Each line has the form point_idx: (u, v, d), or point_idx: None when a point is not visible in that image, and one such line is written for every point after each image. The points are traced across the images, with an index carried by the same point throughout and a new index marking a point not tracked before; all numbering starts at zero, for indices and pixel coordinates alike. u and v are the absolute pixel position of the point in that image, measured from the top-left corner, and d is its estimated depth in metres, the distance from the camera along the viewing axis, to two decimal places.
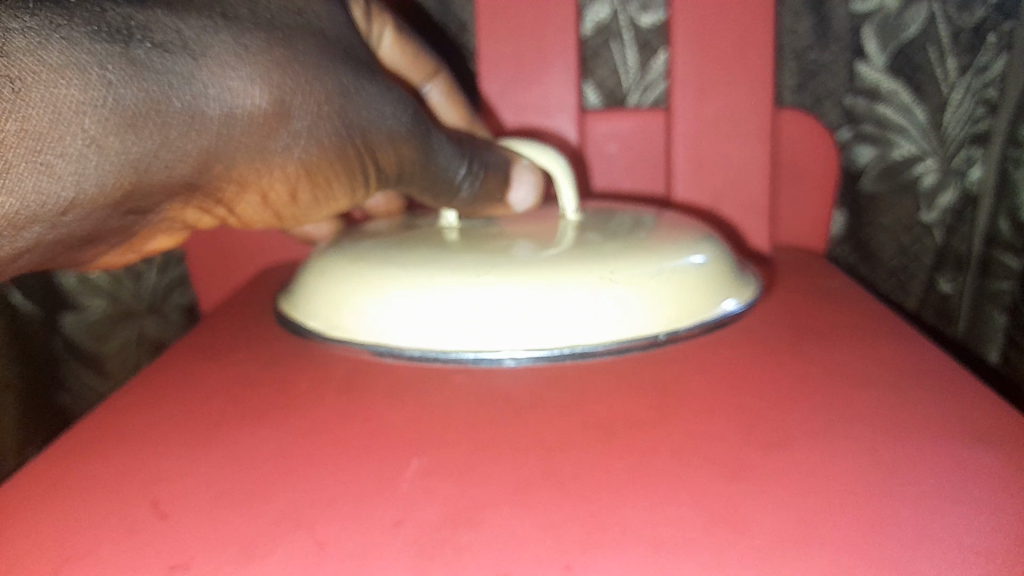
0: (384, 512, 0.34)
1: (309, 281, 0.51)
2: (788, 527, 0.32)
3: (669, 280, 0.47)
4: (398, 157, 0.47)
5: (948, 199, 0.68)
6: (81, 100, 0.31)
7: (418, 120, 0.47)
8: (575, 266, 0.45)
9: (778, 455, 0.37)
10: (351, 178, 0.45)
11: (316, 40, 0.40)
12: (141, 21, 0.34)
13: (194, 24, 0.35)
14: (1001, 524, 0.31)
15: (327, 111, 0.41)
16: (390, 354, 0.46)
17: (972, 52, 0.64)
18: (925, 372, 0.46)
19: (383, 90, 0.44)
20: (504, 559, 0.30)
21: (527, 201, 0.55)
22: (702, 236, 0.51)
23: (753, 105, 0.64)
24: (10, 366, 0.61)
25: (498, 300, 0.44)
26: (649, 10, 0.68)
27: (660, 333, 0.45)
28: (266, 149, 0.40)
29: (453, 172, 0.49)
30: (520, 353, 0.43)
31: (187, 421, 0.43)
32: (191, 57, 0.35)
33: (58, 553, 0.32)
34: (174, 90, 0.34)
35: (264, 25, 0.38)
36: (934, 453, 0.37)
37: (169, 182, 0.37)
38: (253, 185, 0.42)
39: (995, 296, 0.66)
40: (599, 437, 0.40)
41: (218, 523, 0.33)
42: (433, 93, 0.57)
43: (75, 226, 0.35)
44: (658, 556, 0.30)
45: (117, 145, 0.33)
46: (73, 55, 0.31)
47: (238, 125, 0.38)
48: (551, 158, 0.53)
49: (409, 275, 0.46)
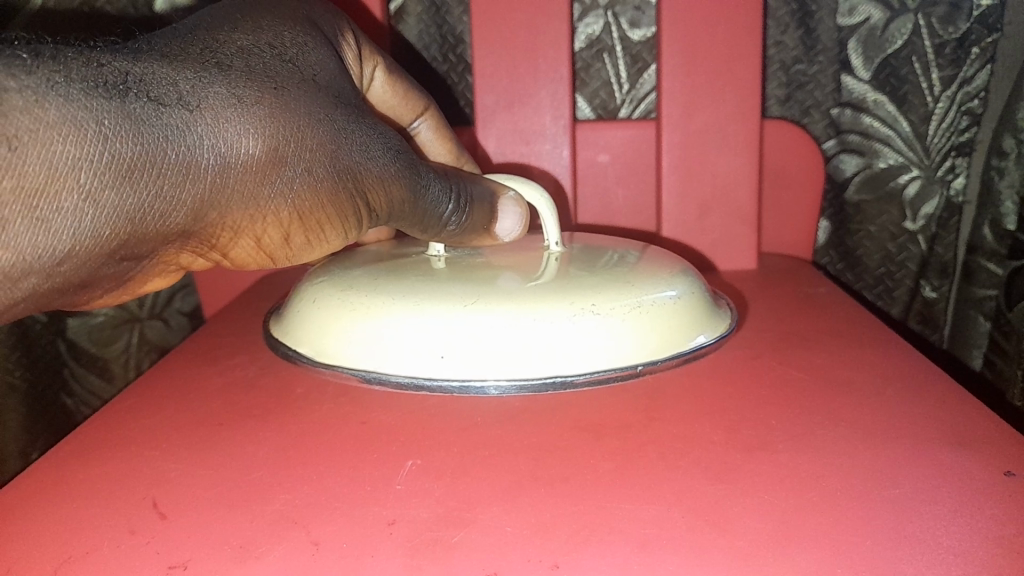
0: (378, 511, 0.35)
1: (296, 305, 0.51)
2: (768, 528, 0.33)
3: (648, 313, 0.46)
4: (390, 199, 0.44)
5: (932, 208, 0.70)
6: (75, 155, 0.31)
7: (409, 158, 0.45)
8: (559, 296, 0.46)
9: (759, 457, 0.39)
10: (345, 222, 0.43)
11: (308, 87, 0.39)
12: (137, 75, 0.34)
13: (189, 76, 0.35)
14: (974, 526, 0.33)
15: (322, 157, 0.39)
16: (377, 382, 0.45)
17: (956, 64, 0.66)
18: (907, 377, 0.47)
19: (375, 132, 0.43)
20: (494, 558, 0.32)
21: (513, 232, 0.52)
22: (679, 271, 0.51)
23: (742, 117, 0.65)
24: (15, 372, 0.63)
25: (479, 332, 0.44)
26: (640, 26, 0.70)
27: (639, 364, 0.45)
28: (260, 197, 0.38)
29: (445, 211, 0.47)
30: (504, 381, 0.43)
31: (186, 424, 0.45)
32: (186, 109, 0.35)
33: (62, 551, 0.33)
34: (169, 141, 0.34)
35: (257, 74, 0.37)
36: (913, 456, 0.38)
37: (163, 232, 0.36)
38: (247, 232, 0.40)
39: (980, 303, 0.67)
40: (589, 439, 0.41)
41: (218, 524, 0.34)
42: (423, 129, 0.59)
43: (69, 278, 0.34)
44: (642, 556, 0.32)
45: (111, 197, 0.33)
46: (70, 113, 0.31)
47: (232, 174, 0.37)
48: (536, 194, 0.54)
49: (396, 305, 0.46)
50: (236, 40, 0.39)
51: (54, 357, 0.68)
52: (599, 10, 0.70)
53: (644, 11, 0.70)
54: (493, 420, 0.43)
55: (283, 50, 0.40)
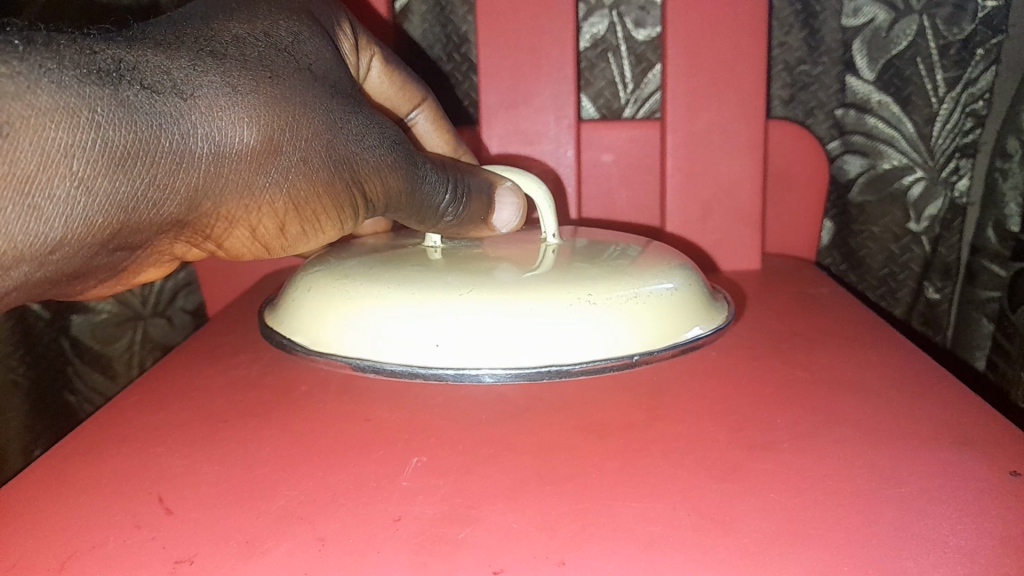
0: (383, 508, 0.35)
1: (291, 294, 0.51)
2: (773, 527, 0.33)
3: (645, 303, 0.46)
4: (385, 188, 0.44)
5: (935, 209, 0.70)
6: (68, 142, 0.31)
7: (404, 148, 0.44)
8: (556, 286, 0.46)
9: (765, 456, 0.39)
10: (339, 211, 0.43)
11: (303, 75, 0.39)
12: (131, 63, 0.33)
13: (183, 64, 0.35)
14: (980, 526, 0.33)
15: (316, 146, 0.39)
16: (372, 369, 0.45)
17: (961, 65, 0.65)
18: (911, 378, 0.47)
19: (369, 121, 0.42)
20: (499, 555, 0.32)
21: (511, 223, 0.52)
22: (678, 265, 0.51)
23: (746, 117, 0.65)
24: (17, 368, 0.64)
25: (478, 324, 0.44)
26: (645, 25, 0.70)
27: (636, 354, 0.44)
28: (255, 186, 0.38)
29: (442, 200, 0.47)
30: (499, 369, 0.43)
31: (190, 420, 0.45)
32: (181, 97, 0.34)
33: (67, 546, 0.33)
34: (163, 129, 0.34)
35: (251, 63, 0.37)
36: (918, 457, 0.38)
37: (157, 221, 0.36)
38: (242, 221, 0.39)
39: (983, 304, 0.67)
40: (594, 437, 0.41)
41: (222, 520, 0.34)
42: (420, 120, 0.58)
43: (62, 267, 0.34)
44: (648, 554, 0.32)
45: (105, 185, 0.32)
46: (63, 99, 0.30)
47: (227, 162, 0.36)
48: (535, 186, 0.53)
49: (393, 296, 0.46)
50: (231, 29, 0.38)
51: (57, 354, 0.68)
52: (603, 10, 0.70)
53: (649, 12, 0.70)
54: (497, 418, 0.43)
55: (278, 39, 0.40)
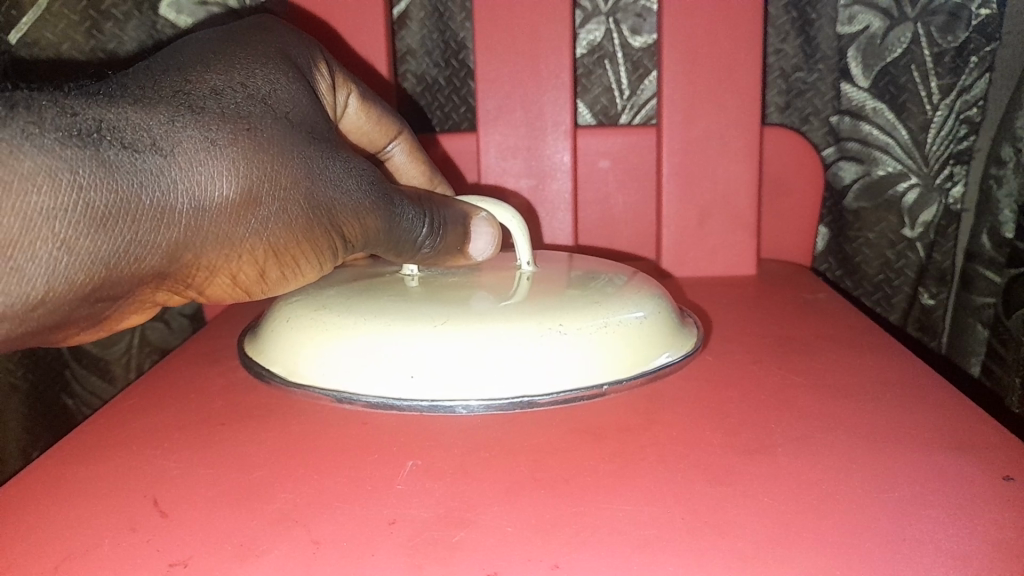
0: (378, 511, 0.35)
1: (269, 324, 0.51)
2: (768, 530, 0.33)
3: (615, 332, 0.47)
4: (366, 230, 0.43)
5: (930, 215, 0.70)
6: (50, 205, 0.31)
7: (382, 189, 0.43)
8: (528, 317, 0.46)
9: (760, 460, 0.39)
10: (321, 255, 0.42)
11: (282, 124, 0.38)
12: (111, 122, 0.33)
13: (163, 119, 0.34)
14: (975, 529, 0.33)
15: (295, 194, 0.38)
16: (349, 401, 0.45)
17: (955, 73, 0.66)
18: (908, 383, 0.47)
19: (348, 166, 0.41)
20: (494, 558, 0.32)
21: (487, 253, 0.50)
22: (649, 292, 0.51)
23: (741, 123, 0.66)
24: (17, 372, 0.68)
25: (458, 353, 0.44)
26: (641, 33, 0.71)
27: (604, 384, 0.45)
28: (235, 236, 0.37)
29: (419, 234, 0.46)
30: (472, 402, 0.43)
31: (186, 423, 0.45)
32: (160, 153, 0.34)
33: (60, 549, 0.33)
34: (143, 186, 0.33)
35: (230, 115, 0.36)
36: (916, 462, 0.38)
37: (138, 275, 0.35)
38: (224, 271, 0.38)
39: (979, 310, 0.67)
40: (591, 440, 0.41)
41: (218, 522, 0.35)
42: (396, 152, 0.59)
43: (43, 323, 0.34)
44: (642, 556, 0.32)
45: (87, 244, 0.32)
46: (44, 161, 0.31)
47: (207, 216, 0.35)
48: (509, 215, 0.53)
49: (361, 326, 0.46)
50: (209, 81, 0.37)
51: (54, 357, 0.70)
52: (601, 16, 0.70)
53: (645, 19, 0.70)
54: (491, 421, 0.44)
55: (255, 89, 0.39)
